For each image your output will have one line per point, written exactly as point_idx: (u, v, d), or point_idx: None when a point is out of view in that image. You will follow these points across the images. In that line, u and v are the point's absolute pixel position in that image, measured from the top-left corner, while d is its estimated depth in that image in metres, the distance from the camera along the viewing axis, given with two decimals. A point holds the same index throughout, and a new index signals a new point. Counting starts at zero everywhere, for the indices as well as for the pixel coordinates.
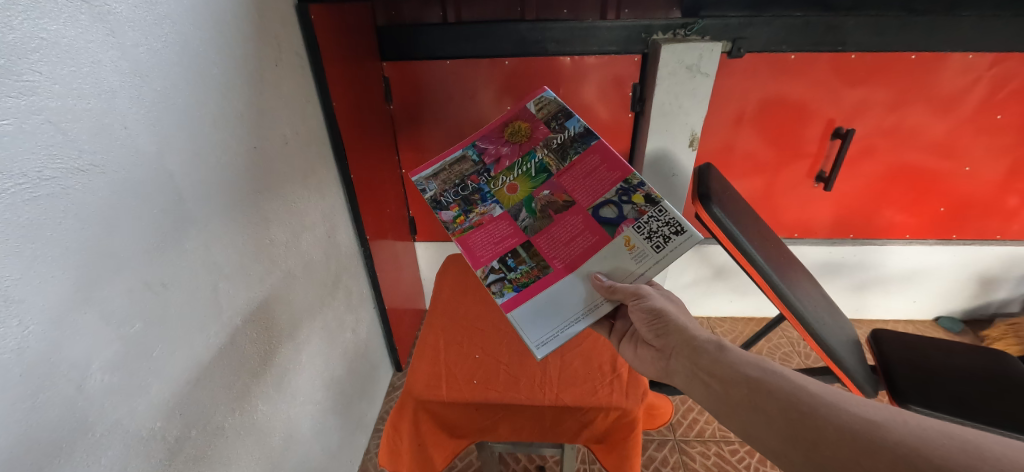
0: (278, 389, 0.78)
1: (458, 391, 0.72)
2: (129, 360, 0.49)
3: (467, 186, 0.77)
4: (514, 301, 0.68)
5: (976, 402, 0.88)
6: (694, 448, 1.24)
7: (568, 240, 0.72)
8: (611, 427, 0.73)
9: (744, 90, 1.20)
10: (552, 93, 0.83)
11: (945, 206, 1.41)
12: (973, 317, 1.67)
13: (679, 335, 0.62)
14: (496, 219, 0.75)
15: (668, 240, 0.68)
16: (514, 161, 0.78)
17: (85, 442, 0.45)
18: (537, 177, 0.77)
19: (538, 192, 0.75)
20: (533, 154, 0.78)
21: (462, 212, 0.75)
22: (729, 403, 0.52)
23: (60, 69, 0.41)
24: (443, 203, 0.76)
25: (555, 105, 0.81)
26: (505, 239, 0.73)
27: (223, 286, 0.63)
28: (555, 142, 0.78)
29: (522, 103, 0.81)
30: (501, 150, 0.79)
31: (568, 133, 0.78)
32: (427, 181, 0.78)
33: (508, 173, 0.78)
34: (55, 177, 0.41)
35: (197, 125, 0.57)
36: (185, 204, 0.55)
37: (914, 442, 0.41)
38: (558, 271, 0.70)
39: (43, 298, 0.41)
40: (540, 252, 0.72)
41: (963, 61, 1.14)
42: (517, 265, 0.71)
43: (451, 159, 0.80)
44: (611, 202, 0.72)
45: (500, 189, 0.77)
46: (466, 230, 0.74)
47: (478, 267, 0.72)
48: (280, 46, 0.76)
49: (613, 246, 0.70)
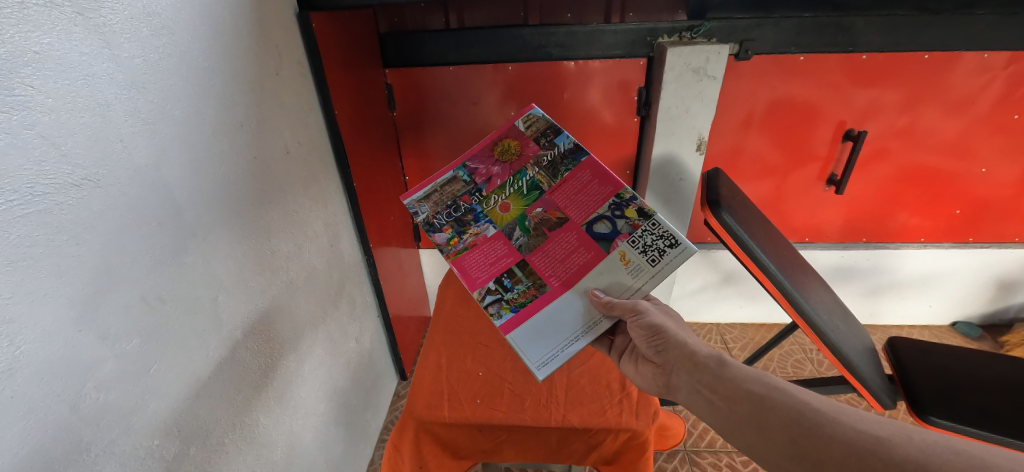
0: (279, 401, 0.77)
1: (461, 411, 0.71)
2: (127, 378, 0.48)
3: (460, 206, 0.75)
4: (512, 323, 0.67)
5: (1002, 413, 0.85)
6: (706, 459, 1.22)
7: (564, 257, 0.71)
8: (620, 448, 0.71)
9: (752, 93, 1.19)
10: (540, 109, 0.81)
11: (961, 208, 1.37)
12: (990, 322, 1.62)
13: (677, 350, 0.61)
14: (490, 238, 0.73)
15: (663, 254, 0.67)
16: (506, 180, 0.76)
17: (79, 463, 0.44)
18: (530, 194, 0.75)
19: (531, 209, 0.74)
20: (524, 172, 0.76)
21: (455, 234, 0.74)
22: (731, 421, 0.51)
23: (52, 83, 0.40)
24: (436, 225, 0.74)
25: (544, 122, 0.79)
26: (499, 259, 0.72)
27: (222, 299, 0.62)
28: (546, 160, 0.76)
29: (510, 122, 0.79)
30: (493, 170, 0.77)
31: (558, 150, 0.77)
32: (419, 203, 0.76)
33: (500, 192, 0.76)
34: (48, 193, 0.40)
35: (196, 135, 0.56)
36: (184, 216, 0.54)
37: (919, 459, 0.38)
38: (555, 289, 0.69)
39: (36, 318, 0.40)
40: (536, 270, 0.71)
41: (978, 61, 1.12)
42: (513, 285, 0.70)
43: (441, 180, 0.77)
44: (604, 217, 0.71)
45: (493, 208, 0.75)
46: (461, 251, 0.73)
47: (474, 288, 0.70)
48: (280, 55, 0.75)
49: (608, 262, 0.69)
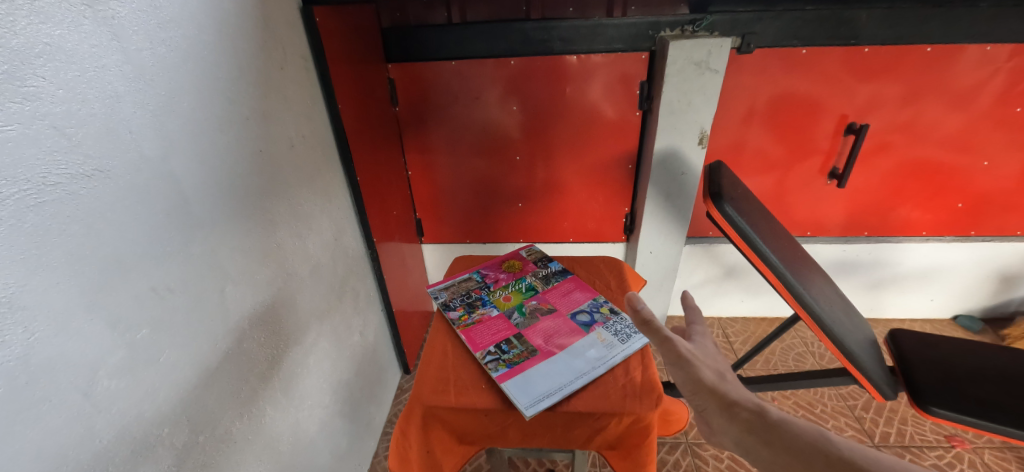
0: (285, 392, 0.78)
1: (467, 397, 0.68)
2: (136, 366, 0.49)
3: (472, 295, 0.88)
4: (507, 375, 0.69)
5: (1001, 403, 0.85)
6: (707, 451, 1.22)
7: (553, 332, 0.77)
8: (626, 432, 0.69)
9: (754, 86, 1.19)
10: (539, 248, 1.04)
11: (962, 201, 1.37)
12: (992, 315, 1.63)
13: (692, 369, 0.56)
14: (493, 317, 0.82)
15: (630, 336, 0.75)
16: (509, 282, 0.92)
17: (93, 450, 0.45)
18: (527, 292, 0.88)
19: (528, 301, 0.85)
20: (523, 279, 0.92)
21: (466, 312, 0.83)
22: (762, 458, 0.48)
23: (64, 74, 0.41)
24: (452, 306, 0.85)
25: (542, 254, 1.01)
26: (500, 331, 0.78)
27: (229, 290, 0.63)
28: (541, 274, 0.94)
29: (516, 251, 1.01)
30: (500, 276, 0.94)
31: (550, 269, 0.95)
32: (440, 292, 0.90)
33: (505, 289, 0.89)
34: (60, 182, 0.41)
35: (203, 128, 0.57)
36: (192, 208, 0.55)
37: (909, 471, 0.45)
38: (545, 353, 0.73)
39: (49, 306, 0.40)
40: (529, 340, 0.76)
41: (981, 53, 1.11)
42: (510, 349, 0.74)
43: (459, 279, 0.94)
44: (585, 310, 0.82)
45: (497, 298, 0.87)
46: (469, 324, 0.80)
47: (476, 350, 0.74)
48: (285, 50, 0.75)
49: (588, 338, 0.76)
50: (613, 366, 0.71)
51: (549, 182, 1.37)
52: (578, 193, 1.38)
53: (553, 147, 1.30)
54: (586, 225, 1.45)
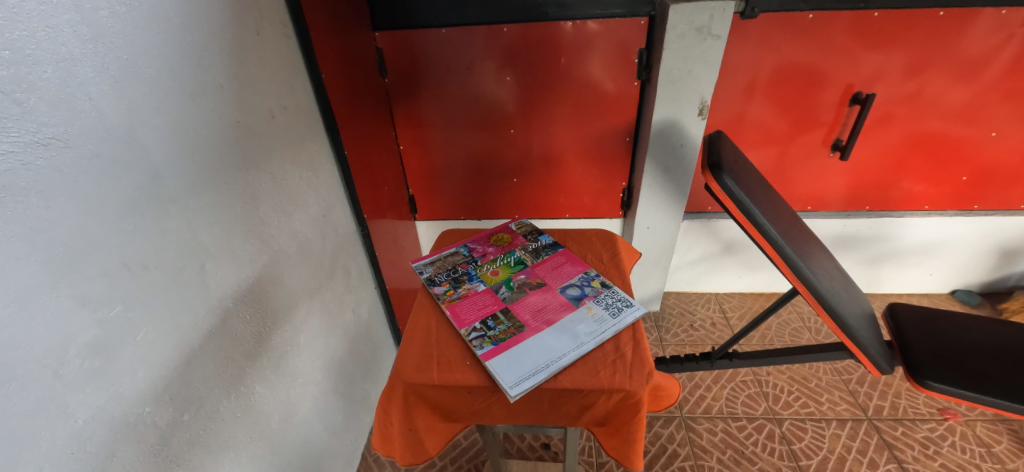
0: (275, 370, 0.76)
1: (450, 373, 0.67)
2: (110, 345, 0.47)
3: (458, 270, 0.86)
4: (493, 351, 0.68)
5: (999, 378, 0.84)
6: (702, 424, 1.23)
7: (541, 307, 0.76)
8: (613, 409, 0.69)
9: (757, 55, 1.14)
10: (529, 221, 1.02)
11: (968, 174, 1.34)
12: (991, 289, 1.62)
13: None
14: (480, 292, 0.80)
15: (621, 310, 0.74)
16: (498, 255, 0.90)
17: (67, 430, 0.43)
18: (516, 266, 0.86)
19: (516, 276, 0.83)
20: (512, 252, 0.90)
21: (452, 287, 0.81)
22: None
23: (11, 33, 0.38)
24: (437, 281, 0.83)
25: (532, 226, 0.99)
26: (486, 306, 0.77)
27: (210, 267, 0.61)
28: (531, 247, 0.92)
29: (506, 224, 0.99)
30: (488, 249, 0.92)
31: (540, 242, 0.93)
32: (426, 266, 0.88)
33: (492, 262, 0.88)
34: (13, 151, 0.38)
35: (172, 96, 0.54)
36: (164, 181, 0.53)
37: None
38: (533, 328, 0.72)
39: (8, 283, 0.38)
40: (516, 316, 0.74)
41: (996, 18, 1.07)
42: (496, 325, 0.72)
43: (446, 252, 0.92)
44: (575, 284, 0.81)
45: (485, 273, 0.85)
46: (455, 299, 0.79)
47: (461, 326, 0.73)
48: (261, 14, 0.71)
49: (577, 313, 0.74)
50: (604, 342, 0.70)
51: (546, 156, 1.33)
52: (574, 167, 1.35)
53: (548, 119, 1.26)
54: (583, 201, 1.42)
